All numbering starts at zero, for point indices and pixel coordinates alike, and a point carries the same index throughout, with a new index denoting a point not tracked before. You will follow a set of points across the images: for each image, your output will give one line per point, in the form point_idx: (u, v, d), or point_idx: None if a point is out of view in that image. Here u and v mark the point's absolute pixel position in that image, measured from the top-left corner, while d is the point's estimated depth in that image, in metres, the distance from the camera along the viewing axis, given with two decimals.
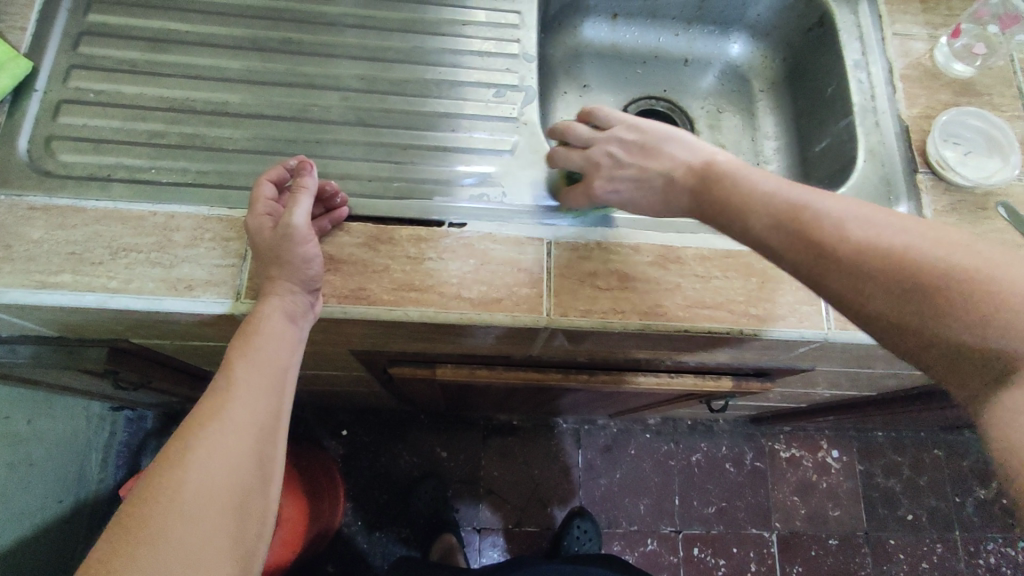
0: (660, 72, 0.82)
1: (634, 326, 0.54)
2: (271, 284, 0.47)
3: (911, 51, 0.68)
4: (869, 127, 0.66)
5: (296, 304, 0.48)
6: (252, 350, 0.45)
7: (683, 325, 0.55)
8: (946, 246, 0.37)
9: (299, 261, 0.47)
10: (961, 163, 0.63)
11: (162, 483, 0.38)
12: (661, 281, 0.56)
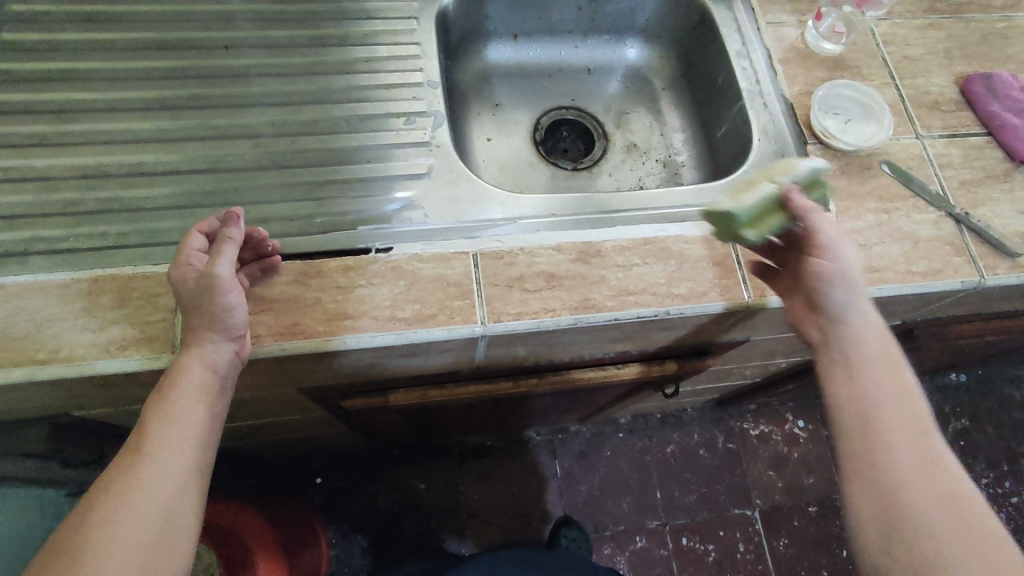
0: (566, 83, 0.86)
1: (566, 321, 0.57)
2: (193, 334, 0.47)
3: (785, 36, 0.75)
4: (758, 108, 0.72)
5: (217, 354, 0.47)
6: (167, 405, 0.45)
7: (612, 314, 0.58)
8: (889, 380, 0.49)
9: (220, 310, 0.47)
10: (842, 131, 0.69)
11: (65, 548, 0.39)
12: (586, 276, 0.58)
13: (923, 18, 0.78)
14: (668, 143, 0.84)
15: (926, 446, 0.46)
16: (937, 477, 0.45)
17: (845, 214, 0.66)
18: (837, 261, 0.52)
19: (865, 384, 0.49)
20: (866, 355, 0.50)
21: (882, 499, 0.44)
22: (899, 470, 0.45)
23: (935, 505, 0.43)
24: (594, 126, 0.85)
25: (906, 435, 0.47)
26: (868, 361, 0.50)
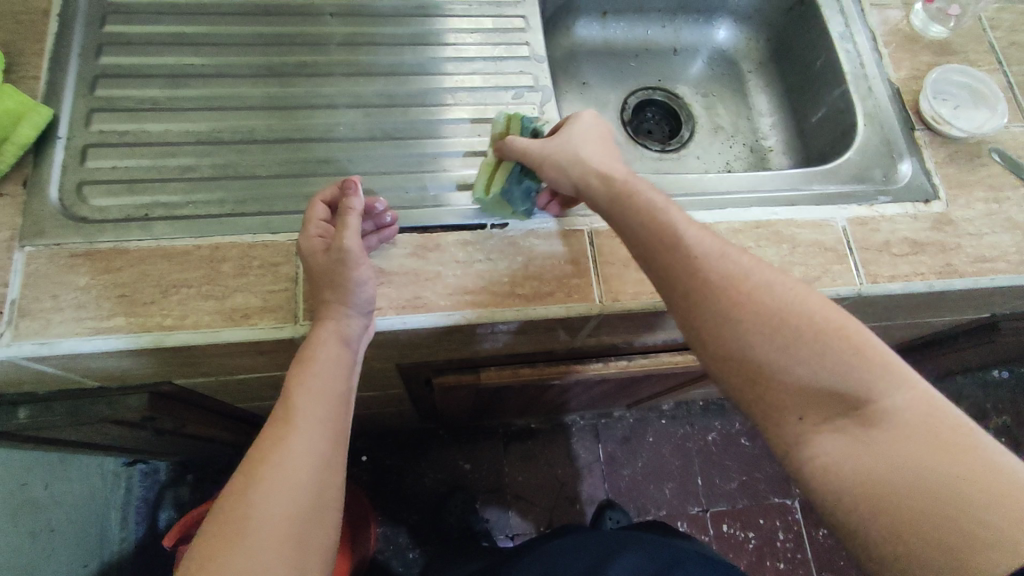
0: (652, 63, 0.85)
1: None
2: (325, 308, 0.46)
3: (889, 19, 0.74)
4: (864, 93, 0.70)
5: (351, 327, 0.47)
6: (310, 377, 0.44)
7: None
8: (721, 253, 0.45)
9: (354, 286, 0.46)
10: (955, 115, 0.68)
11: (230, 518, 0.38)
12: None
13: None
14: (755, 128, 0.82)
15: (759, 304, 0.43)
16: (784, 331, 0.42)
17: (954, 202, 0.65)
18: (587, 172, 0.50)
19: (680, 271, 0.45)
20: (664, 225, 0.46)
21: (754, 391, 0.43)
22: (750, 346, 0.42)
23: (795, 363, 0.41)
24: (680, 107, 0.83)
25: (742, 317, 0.43)
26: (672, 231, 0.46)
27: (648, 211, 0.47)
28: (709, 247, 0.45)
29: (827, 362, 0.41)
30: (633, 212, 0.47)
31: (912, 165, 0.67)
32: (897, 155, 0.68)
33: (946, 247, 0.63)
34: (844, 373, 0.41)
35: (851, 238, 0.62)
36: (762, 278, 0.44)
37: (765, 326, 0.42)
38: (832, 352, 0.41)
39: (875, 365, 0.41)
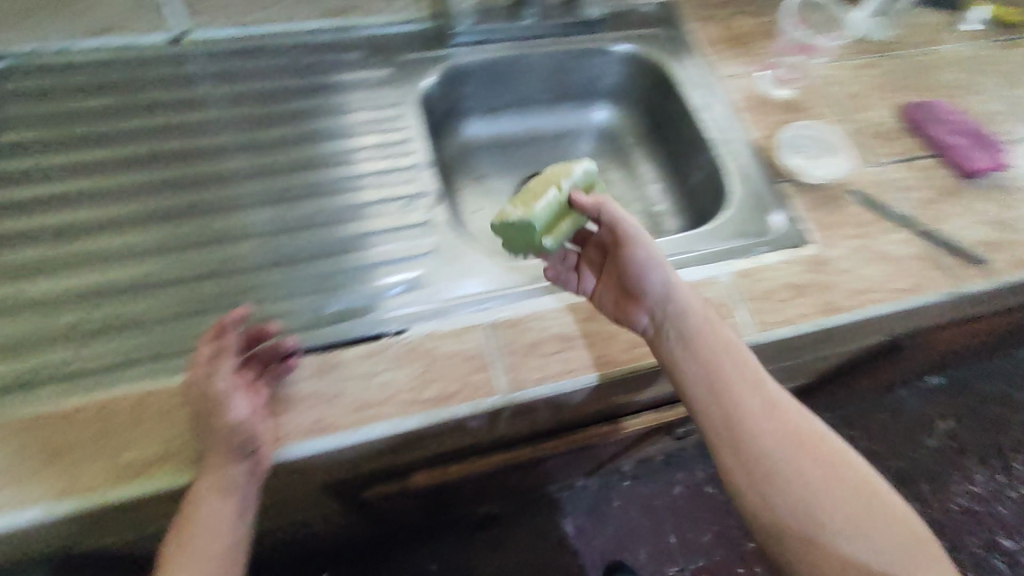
0: (543, 149, 0.90)
1: (587, 379, 0.57)
2: (206, 460, 0.47)
3: (741, 86, 0.82)
4: (729, 155, 0.77)
5: (233, 477, 0.47)
6: (187, 547, 0.45)
7: (633, 366, 0.59)
8: (751, 371, 0.54)
9: (226, 431, 0.47)
10: (812, 166, 0.74)
11: None
12: (600, 332, 0.60)
13: (859, 58, 0.86)
14: (646, 195, 0.88)
15: (760, 426, 0.52)
16: (787, 452, 0.51)
17: (826, 243, 0.70)
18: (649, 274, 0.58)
19: (743, 372, 0.54)
20: (729, 345, 0.55)
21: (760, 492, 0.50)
22: (783, 445, 0.51)
23: (821, 471, 0.50)
24: None
25: (755, 433, 0.52)
26: (730, 351, 0.55)
27: (708, 332, 0.55)
28: (735, 370, 0.54)
29: (841, 471, 0.51)
30: (701, 326, 0.55)
31: (783, 215, 0.72)
32: (769, 209, 0.73)
33: (826, 286, 0.67)
34: (830, 495, 0.50)
35: (737, 291, 0.65)
36: (784, 401, 0.54)
37: (787, 440, 0.52)
38: (820, 470, 0.50)
39: (859, 491, 0.50)
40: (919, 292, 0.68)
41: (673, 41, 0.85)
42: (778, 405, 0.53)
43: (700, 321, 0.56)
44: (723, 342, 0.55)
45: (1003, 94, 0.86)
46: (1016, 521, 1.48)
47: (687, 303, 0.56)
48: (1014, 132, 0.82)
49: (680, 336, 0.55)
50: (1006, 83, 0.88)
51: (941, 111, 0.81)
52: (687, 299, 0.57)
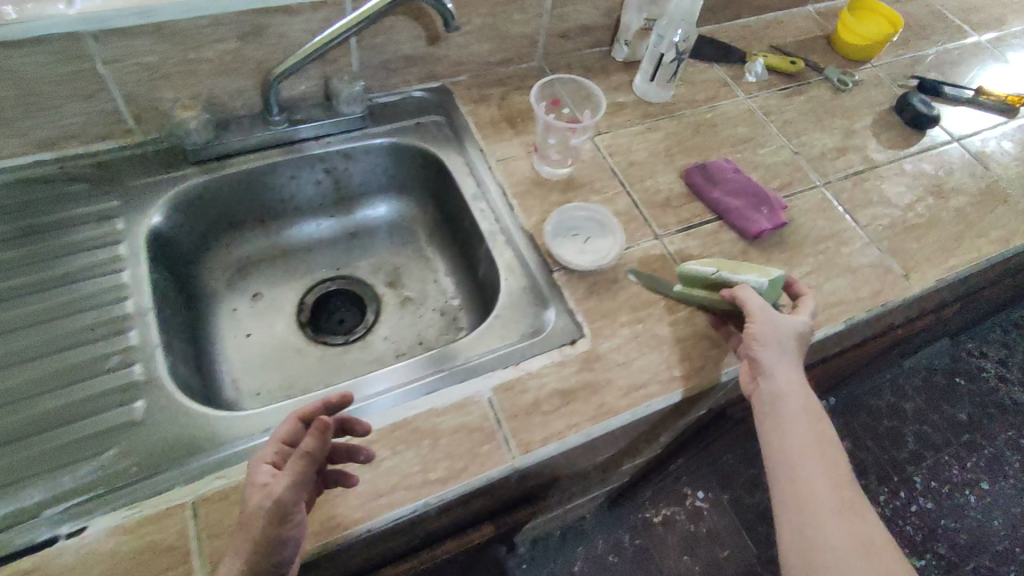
0: (330, 252, 0.84)
1: (309, 549, 0.52)
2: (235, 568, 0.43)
3: (515, 169, 0.77)
4: (501, 248, 0.72)
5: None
6: None
7: (363, 523, 0.54)
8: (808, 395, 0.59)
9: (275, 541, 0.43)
10: (579, 253, 0.70)
11: None
12: (330, 488, 0.54)
13: (640, 123, 0.85)
14: (442, 290, 0.82)
15: (815, 485, 0.54)
16: (814, 508, 0.53)
17: (601, 334, 0.66)
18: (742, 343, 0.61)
19: (808, 423, 0.57)
20: (797, 382, 0.60)
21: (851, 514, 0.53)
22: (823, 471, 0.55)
23: (844, 525, 0.52)
24: (362, 290, 0.82)
25: (814, 483, 0.54)
26: (797, 397, 0.59)
27: (785, 394, 0.59)
28: (804, 430, 0.57)
29: (861, 524, 0.53)
30: (784, 385, 0.59)
31: (555, 309, 0.67)
32: (540, 303, 0.68)
33: (596, 386, 0.62)
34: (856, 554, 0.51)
35: (497, 410, 0.60)
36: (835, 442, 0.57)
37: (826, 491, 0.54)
38: (846, 524, 0.53)
39: (868, 540, 0.52)
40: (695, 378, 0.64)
41: (445, 128, 0.81)
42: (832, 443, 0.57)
43: (792, 378, 0.60)
44: (801, 391, 0.59)
45: (786, 144, 0.86)
46: (919, 537, 1.47)
47: (776, 371, 0.60)
48: (795, 184, 0.82)
49: (770, 410, 0.59)
50: (788, 131, 0.88)
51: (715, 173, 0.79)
52: (774, 363, 0.60)
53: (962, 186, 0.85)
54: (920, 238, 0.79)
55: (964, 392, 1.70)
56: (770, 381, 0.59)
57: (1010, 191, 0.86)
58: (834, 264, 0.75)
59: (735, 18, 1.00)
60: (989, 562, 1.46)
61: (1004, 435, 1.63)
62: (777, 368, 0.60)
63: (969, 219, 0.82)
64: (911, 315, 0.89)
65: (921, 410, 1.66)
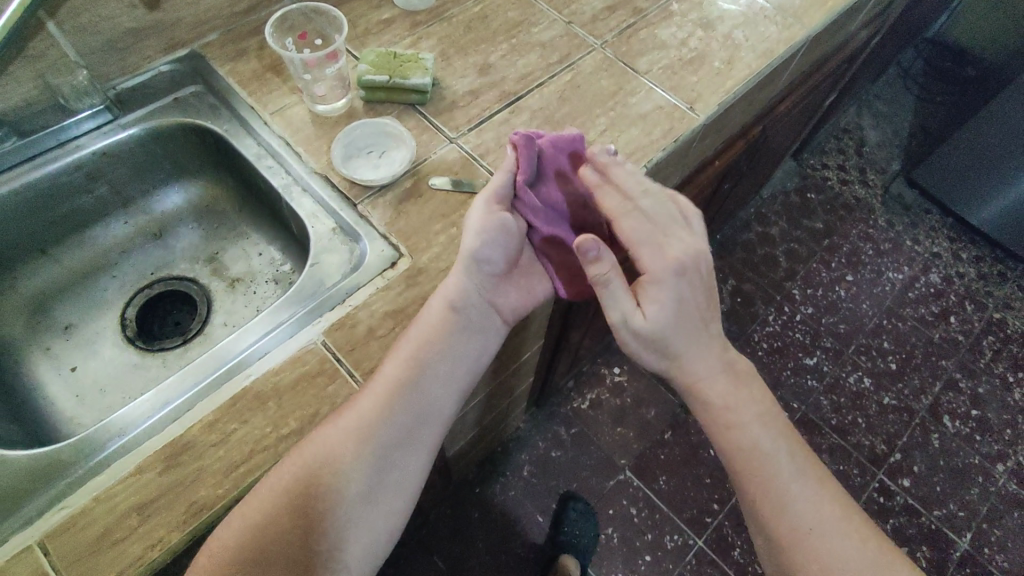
0: (139, 260, 0.79)
1: (181, 539, 0.50)
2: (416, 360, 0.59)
3: (292, 116, 0.74)
4: (299, 197, 0.70)
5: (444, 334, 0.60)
6: None
7: (230, 497, 0.52)
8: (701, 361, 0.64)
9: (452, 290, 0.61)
10: (375, 166, 0.70)
11: None
12: (181, 478, 0.52)
13: (410, 35, 0.83)
14: (269, 260, 0.79)
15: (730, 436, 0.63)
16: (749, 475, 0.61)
17: (419, 249, 0.66)
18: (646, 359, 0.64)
19: (742, 408, 0.63)
20: (718, 356, 0.64)
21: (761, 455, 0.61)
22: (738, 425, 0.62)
23: (798, 486, 0.60)
24: (185, 286, 0.78)
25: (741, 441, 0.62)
26: (719, 386, 0.63)
27: (709, 374, 0.64)
28: (746, 419, 0.63)
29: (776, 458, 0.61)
30: (704, 364, 0.63)
31: (367, 239, 0.67)
32: (352, 238, 0.68)
33: (426, 298, 0.63)
34: (813, 501, 0.60)
35: (333, 351, 0.59)
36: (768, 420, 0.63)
37: (775, 465, 0.61)
38: (803, 485, 0.60)
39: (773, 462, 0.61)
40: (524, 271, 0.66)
41: (206, 96, 0.77)
42: (763, 415, 0.63)
43: (682, 330, 0.62)
44: (722, 365, 0.64)
45: (557, 17, 0.87)
46: (808, 340, 1.64)
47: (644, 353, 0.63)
48: (573, 53, 0.83)
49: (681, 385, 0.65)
50: (557, 4, 0.88)
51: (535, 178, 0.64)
52: (634, 344, 0.62)
53: (724, 13, 0.90)
54: (697, 70, 0.84)
55: (816, 203, 1.86)
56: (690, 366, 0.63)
57: (766, 5, 0.92)
58: (624, 117, 0.78)
59: None
60: (867, 339, 1.65)
61: (854, 231, 1.82)
62: (668, 339, 0.61)
63: (736, 41, 0.87)
64: (718, 145, 0.95)
65: (785, 230, 1.81)
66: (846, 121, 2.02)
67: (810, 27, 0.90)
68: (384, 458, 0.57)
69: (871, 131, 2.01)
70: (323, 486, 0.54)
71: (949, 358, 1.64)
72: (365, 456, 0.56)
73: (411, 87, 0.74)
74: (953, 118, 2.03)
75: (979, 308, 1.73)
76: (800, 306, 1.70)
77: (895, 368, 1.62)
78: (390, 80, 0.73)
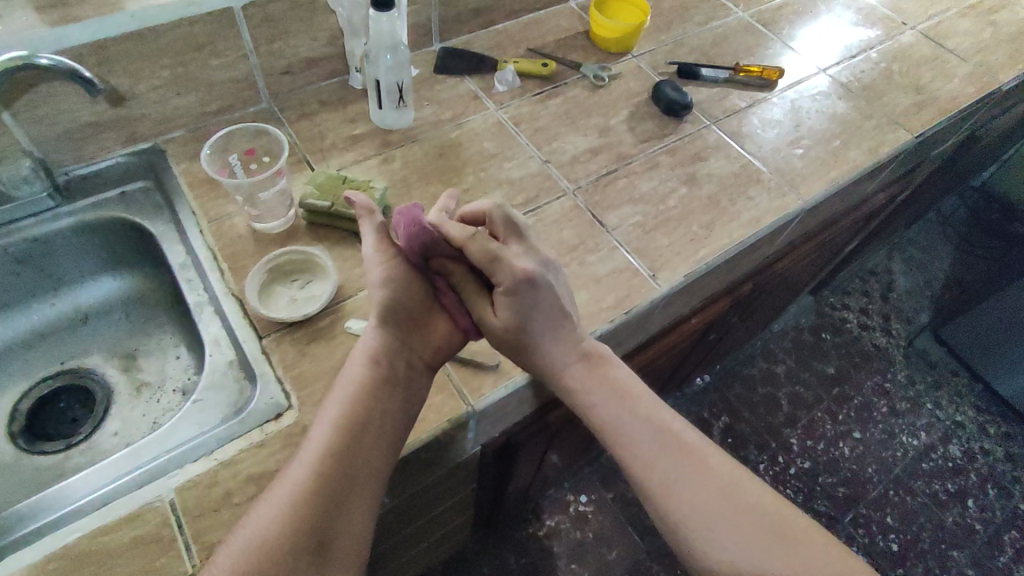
0: (55, 345, 0.76)
1: None
2: (363, 387, 0.58)
3: (227, 228, 0.71)
4: (208, 319, 0.67)
5: (389, 362, 0.60)
6: None
7: None
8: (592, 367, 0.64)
9: (368, 346, 0.60)
10: (290, 300, 0.66)
11: None
12: None
13: (377, 154, 0.80)
14: (183, 367, 0.75)
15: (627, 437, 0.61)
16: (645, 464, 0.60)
17: (310, 403, 0.60)
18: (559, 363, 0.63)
19: (600, 389, 0.63)
20: (574, 348, 0.63)
21: (648, 450, 0.61)
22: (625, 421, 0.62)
23: (665, 453, 0.60)
24: (91, 383, 0.75)
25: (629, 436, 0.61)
26: (586, 370, 0.63)
27: (574, 369, 0.63)
28: (603, 401, 0.63)
29: (665, 442, 0.61)
30: (567, 358, 0.63)
31: (260, 381, 0.62)
32: (247, 376, 0.63)
33: None
34: (676, 469, 0.59)
35: (178, 514, 0.53)
36: (633, 392, 0.64)
37: (634, 431, 0.61)
38: (671, 455, 0.60)
39: (668, 450, 0.60)
40: (437, 340, 0.63)
41: (154, 194, 0.76)
42: (631, 400, 0.63)
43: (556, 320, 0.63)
44: (578, 353, 0.63)
45: (535, 154, 0.83)
46: (799, 498, 1.49)
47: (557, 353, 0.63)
48: (541, 196, 0.79)
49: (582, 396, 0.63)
50: (538, 139, 0.84)
51: (411, 223, 0.62)
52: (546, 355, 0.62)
53: (715, 171, 0.84)
54: (671, 232, 0.77)
55: (830, 345, 1.74)
56: (570, 366, 0.63)
57: (762, 169, 0.86)
58: (577, 277, 0.72)
59: (490, 25, 0.97)
60: (866, 509, 1.49)
61: (869, 383, 1.69)
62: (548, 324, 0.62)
63: (721, 204, 0.81)
64: (693, 305, 0.87)
65: (793, 370, 1.69)
66: (877, 261, 1.91)
67: (807, 198, 0.83)
68: (352, 486, 0.54)
69: (901, 276, 1.89)
70: (293, 541, 0.50)
71: (960, 548, 1.46)
72: (336, 479, 0.53)
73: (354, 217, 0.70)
74: (991, 278, 1.90)
75: (1003, 494, 1.55)
76: (795, 457, 1.56)
77: (895, 549, 1.44)
78: (332, 207, 0.70)
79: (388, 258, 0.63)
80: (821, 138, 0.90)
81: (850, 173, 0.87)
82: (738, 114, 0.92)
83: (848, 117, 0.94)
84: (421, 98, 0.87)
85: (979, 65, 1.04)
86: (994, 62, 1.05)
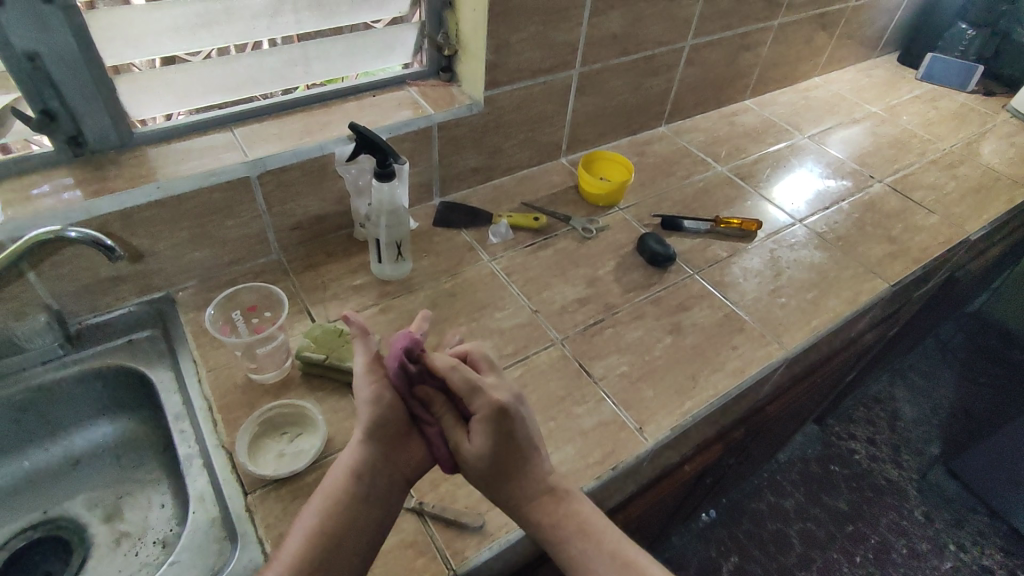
0: (42, 492, 0.76)
1: None
2: (356, 483, 0.55)
3: (225, 377, 0.74)
4: (196, 472, 0.67)
5: (376, 465, 0.57)
6: None
7: None
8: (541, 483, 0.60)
9: (355, 454, 0.57)
10: (278, 456, 0.67)
11: None
12: None
13: (375, 304, 0.84)
14: (166, 517, 0.74)
15: (579, 558, 0.58)
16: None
17: None
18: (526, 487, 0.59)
19: (567, 525, 0.58)
20: (532, 475, 0.60)
21: (601, 568, 0.57)
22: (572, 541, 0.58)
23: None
24: (71, 533, 0.74)
25: (580, 552, 0.58)
26: (550, 508, 0.59)
27: (534, 495, 0.59)
28: (566, 529, 0.58)
29: (614, 565, 0.57)
30: (530, 489, 0.59)
31: (238, 542, 0.61)
32: (229, 537, 0.62)
33: None
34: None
35: None
36: (596, 523, 0.59)
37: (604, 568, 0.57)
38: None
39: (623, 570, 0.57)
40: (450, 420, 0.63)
41: (160, 342, 0.80)
42: (589, 524, 0.59)
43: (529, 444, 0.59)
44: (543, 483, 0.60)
45: (526, 303, 0.87)
46: None
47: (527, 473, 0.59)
48: (530, 345, 0.81)
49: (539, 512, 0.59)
50: (529, 289, 0.89)
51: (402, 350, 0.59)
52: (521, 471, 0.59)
53: (699, 320, 0.88)
54: (657, 384, 0.79)
55: (840, 479, 1.68)
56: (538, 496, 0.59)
57: (745, 317, 0.89)
58: (563, 430, 0.73)
59: (486, 181, 1.07)
60: None
61: (884, 520, 1.61)
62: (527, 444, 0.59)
63: (706, 354, 0.84)
64: (684, 452, 0.87)
65: (801, 506, 1.62)
66: (880, 388, 1.89)
67: (790, 347, 0.86)
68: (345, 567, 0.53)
69: (906, 405, 1.87)
70: None
71: None
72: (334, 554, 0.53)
73: (346, 369, 0.73)
74: (1002, 406, 1.85)
75: None
76: None
77: None
78: (326, 359, 0.73)
79: (379, 378, 0.58)
80: (801, 288, 0.95)
81: (832, 322, 0.90)
82: (720, 264, 0.97)
83: (825, 266, 0.99)
84: (420, 250, 0.93)
85: (947, 216, 1.11)
86: (960, 213, 1.11)
